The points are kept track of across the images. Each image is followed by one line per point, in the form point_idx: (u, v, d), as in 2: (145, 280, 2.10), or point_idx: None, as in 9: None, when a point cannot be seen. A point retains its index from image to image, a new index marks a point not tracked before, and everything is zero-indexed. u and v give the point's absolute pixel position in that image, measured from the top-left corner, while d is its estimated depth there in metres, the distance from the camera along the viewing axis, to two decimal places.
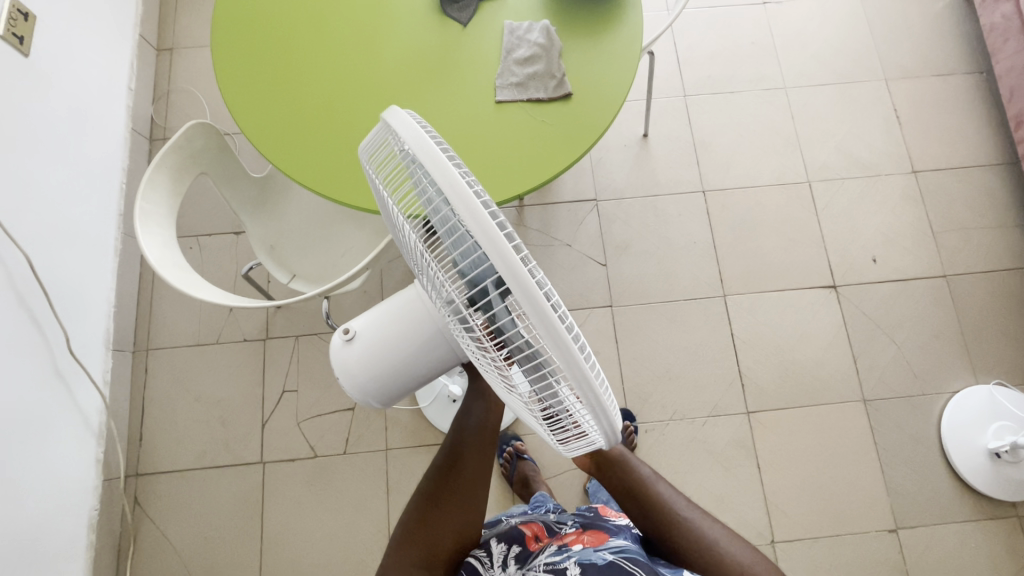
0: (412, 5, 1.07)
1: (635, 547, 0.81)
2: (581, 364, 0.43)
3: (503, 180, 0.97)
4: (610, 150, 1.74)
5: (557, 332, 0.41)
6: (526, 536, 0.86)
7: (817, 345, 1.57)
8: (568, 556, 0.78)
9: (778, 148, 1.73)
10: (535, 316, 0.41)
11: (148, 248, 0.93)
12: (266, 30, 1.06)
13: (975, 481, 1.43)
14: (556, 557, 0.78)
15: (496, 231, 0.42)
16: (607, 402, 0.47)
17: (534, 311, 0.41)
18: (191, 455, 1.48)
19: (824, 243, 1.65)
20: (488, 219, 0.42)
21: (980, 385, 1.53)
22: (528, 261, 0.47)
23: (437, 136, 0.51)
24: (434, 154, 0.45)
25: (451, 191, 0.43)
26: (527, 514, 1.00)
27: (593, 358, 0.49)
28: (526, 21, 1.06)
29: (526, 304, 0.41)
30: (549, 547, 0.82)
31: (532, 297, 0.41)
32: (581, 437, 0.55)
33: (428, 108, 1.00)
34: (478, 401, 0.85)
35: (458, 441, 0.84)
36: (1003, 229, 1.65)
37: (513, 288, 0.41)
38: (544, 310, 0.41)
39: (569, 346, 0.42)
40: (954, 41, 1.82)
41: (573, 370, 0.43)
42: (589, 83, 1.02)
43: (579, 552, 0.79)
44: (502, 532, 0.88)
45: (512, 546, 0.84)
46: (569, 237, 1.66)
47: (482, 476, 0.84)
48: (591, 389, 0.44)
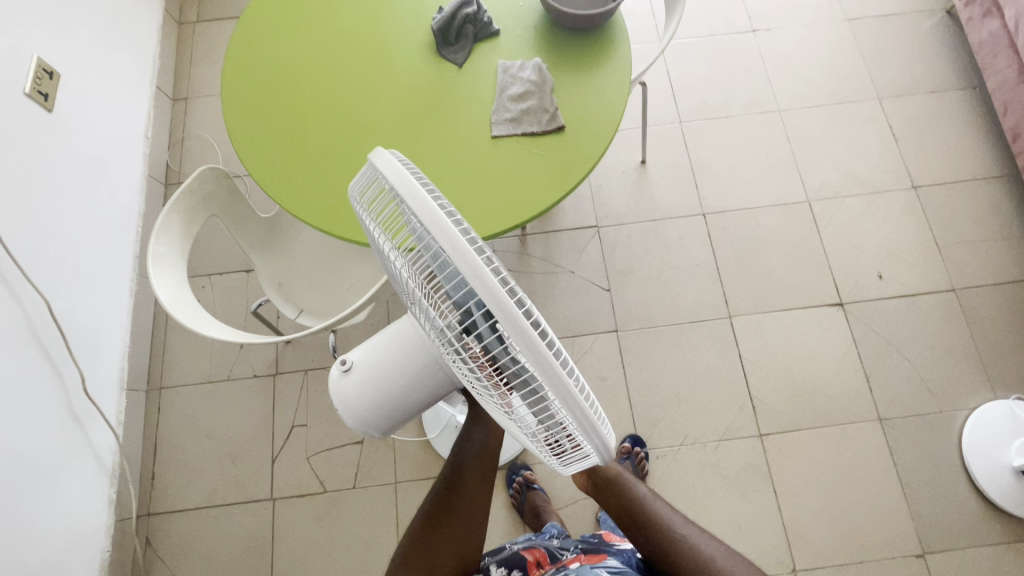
0: (408, 47, 1.12)
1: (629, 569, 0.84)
2: (566, 382, 0.43)
3: (497, 211, 1.00)
4: (609, 177, 1.77)
5: (539, 351, 0.43)
6: (527, 562, 0.88)
7: (827, 364, 1.55)
8: None
9: (776, 169, 1.76)
10: (517, 336, 0.43)
11: (160, 290, 0.96)
12: (272, 78, 1.12)
13: (1003, 500, 1.39)
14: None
15: (476, 258, 0.44)
16: (597, 422, 0.48)
17: (519, 337, 0.43)
18: (202, 493, 1.48)
19: (827, 260, 1.65)
20: (468, 248, 0.44)
21: (999, 401, 1.49)
22: (509, 288, 0.49)
23: (422, 176, 0.54)
24: (417, 190, 0.48)
25: (436, 227, 0.46)
26: (530, 540, 1.00)
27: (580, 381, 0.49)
28: (518, 60, 1.10)
29: (512, 330, 0.43)
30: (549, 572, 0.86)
31: (518, 324, 0.43)
32: (580, 456, 0.55)
33: (426, 146, 1.05)
34: (478, 426, 0.86)
35: (458, 465, 0.84)
36: (1009, 240, 1.64)
37: (499, 316, 0.43)
38: (526, 331, 0.43)
39: (555, 367, 0.43)
40: (945, 59, 1.85)
41: (559, 390, 0.44)
42: (580, 115, 1.06)
43: (575, 570, 0.83)
44: (504, 557, 0.89)
45: (512, 571, 0.87)
46: (572, 263, 1.68)
47: (482, 500, 0.84)
48: (579, 408, 0.45)
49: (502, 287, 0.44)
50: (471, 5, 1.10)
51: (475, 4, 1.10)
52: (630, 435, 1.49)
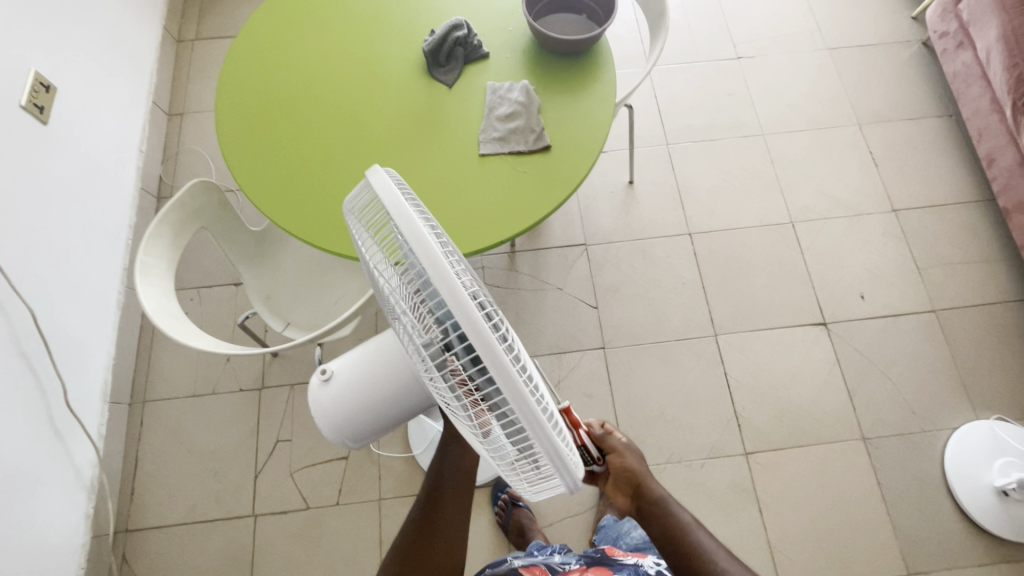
0: (400, 68, 1.15)
1: None
2: (535, 410, 0.44)
3: (484, 228, 1.03)
4: (597, 196, 1.80)
5: (509, 373, 0.44)
6: None
7: (812, 383, 1.56)
8: None
9: (760, 192, 1.80)
10: (490, 361, 0.44)
11: (146, 300, 0.96)
12: (267, 95, 1.14)
13: (986, 521, 1.40)
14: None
15: (454, 279, 0.45)
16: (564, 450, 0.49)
17: (492, 362, 0.44)
18: (182, 509, 1.46)
19: (811, 281, 1.68)
20: (447, 269, 0.46)
21: (981, 421, 1.51)
22: (485, 311, 0.50)
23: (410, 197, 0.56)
24: (404, 209, 0.50)
25: (420, 248, 0.47)
26: (530, 555, 1.00)
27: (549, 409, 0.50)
28: (506, 81, 1.13)
29: (485, 355, 0.44)
30: None
31: (492, 349, 0.44)
32: (548, 482, 0.56)
33: (417, 164, 1.07)
34: (454, 443, 0.85)
35: (435, 484, 0.84)
36: (987, 263, 1.68)
37: (474, 341, 0.44)
38: (499, 357, 0.44)
39: (524, 394, 0.44)
40: (921, 88, 1.92)
41: (526, 414, 0.45)
42: (565, 135, 1.09)
43: None
44: None
45: None
46: (560, 280, 1.69)
47: (460, 521, 0.84)
48: (546, 436, 0.46)
49: (476, 308, 0.45)
50: (463, 28, 1.13)
51: (466, 28, 1.13)
52: None
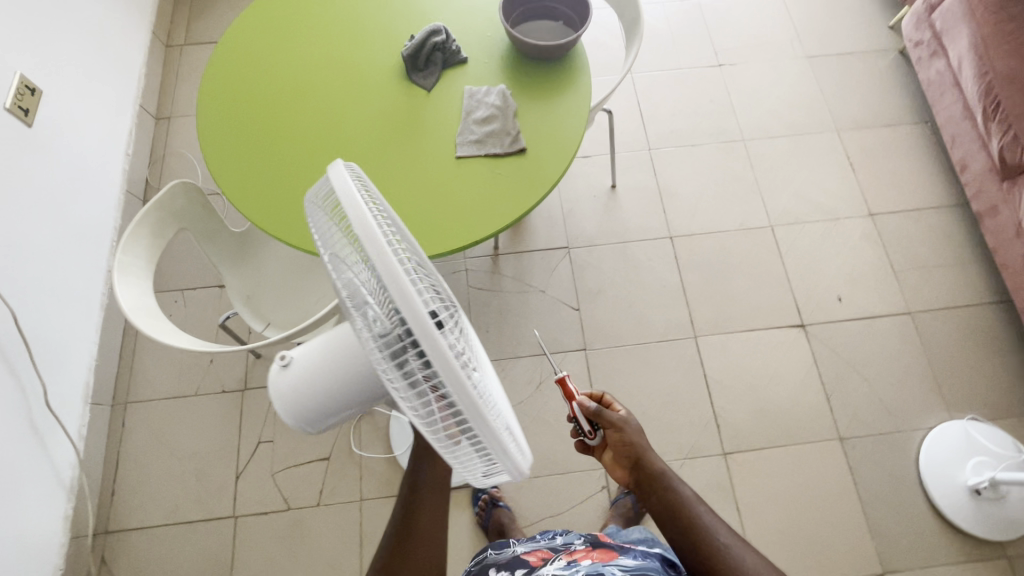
0: (380, 72, 1.17)
1: (647, 567, 0.86)
2: (477, 403, 0.46)
3: (459, 229, 1.05)
4: (581, 200, 1.82)
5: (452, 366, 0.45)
6: (531, 561, 0.92)
7: (790, 384, 1.59)
8: (575, 570, 0.84)
9: (740, 196, 1.83)
10: (436, 355, 0.45)
11: (123, 297, 0.97)
12: (248, 98, 1.16)
13: (959, 519, 1.42)
14: (565, 570, 0.85)
15: (402, 275, 0.46)
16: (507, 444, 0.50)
17: (437, 357, 0.45)
18: (163, 510, 1.46)
19: (789, 283, 1.70)
20: (395, 264, 0.47)
21: (955, 421, 1.53)
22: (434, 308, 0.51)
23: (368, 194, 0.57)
24: (359, 205, 0.51)
25: (372, 243, 0.48)
26: (534, 541, 1.05)
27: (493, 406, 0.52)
28: (484, 85, 1.15)
29: (431, 349, 0.45)
30: (558, 562, 0.88)
31: (437, 345, 0.45)
32: (492, 477, 0.57)
33: (394, 166, 1.09)
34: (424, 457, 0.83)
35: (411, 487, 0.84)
36: (962, 266, 1.71)
37: (421, 335, 0.45)
38: (444, 352, 0.45)
39: (467, 389, 0.45)
40: (897, 95, 1.96)
41: (468, 407, 0.46)
42: (541, 138, 1.11)
43: (587, 566, 0.85)
44: (505, 563, 0.93)
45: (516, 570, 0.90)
46: (543, 283, 1.71)
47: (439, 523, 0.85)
48: (488, 429, 0.47)
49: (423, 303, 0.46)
50: (441, 34, 1.15)
51: (445, 34, 1.15)
52: None
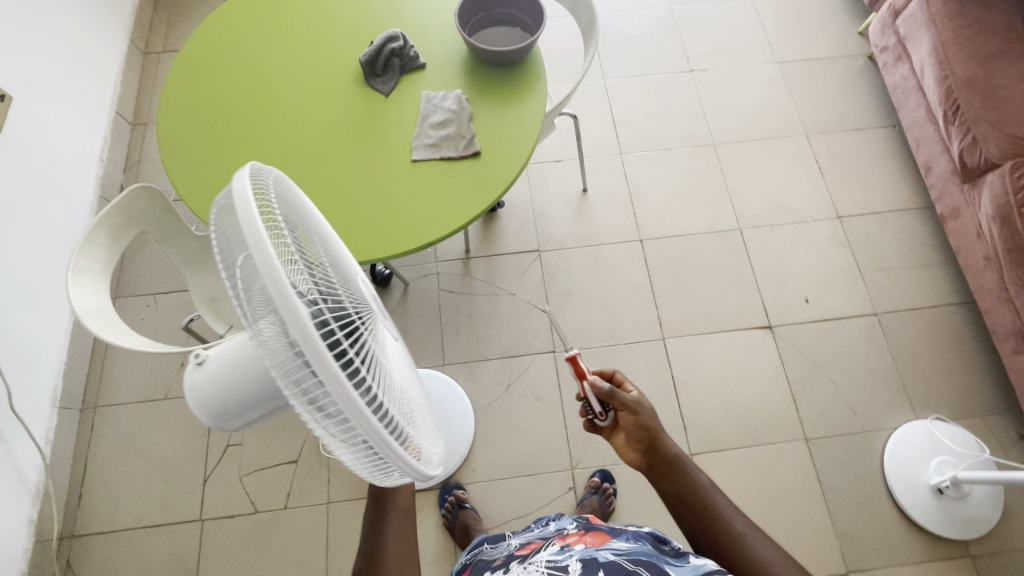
0: (339, 78, 1.19)
1: (641, 551, 0.78)
2: (372, 421, 0.44)
3: (412, 231, 1.06)
4: (552, 204, 1.84)
5: (340, 382, 0.43)
6: (525, 551, 0.89)
7: (757, 385, 1.60)
8: (569, 555, 0.78)
9: (710, 199, 1.85)
10: (326, 373, 0.42)
11: (76, 300, 0.97)
12: (208, 103, 1.18)
13: (922, 518, 1.43)
14: (558, 556, 0.79)
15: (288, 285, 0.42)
16: (403, 451, 0.49)
17: (327, 375, 0.42)
18: (129, 514, 1.46)
19: (757, 286, 1.72)
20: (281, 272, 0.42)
21: (920, 421, 1.55)
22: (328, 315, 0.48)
23: (260, 181, 0.50)
24: (247, 200, 0.45)
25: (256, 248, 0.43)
26: (530, 533, 1.03)
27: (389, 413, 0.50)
28: (441, 90, 1.17)
29: (320, 366, 0.42)
30: (552, 548, 0.83)
31: (327, 362, 0.42)
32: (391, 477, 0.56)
33: (350, 168, 1.11)
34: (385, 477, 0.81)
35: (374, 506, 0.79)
36: (928, 268, 1.73)
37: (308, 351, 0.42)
38: (334, 370, 0.42)
39: (361, 407, 0.43)
40: (866, 100, 1.99)
41: (363, 423, 0.44)
42: (496, 142, 1.13)
43: (580, 551, 0.79)
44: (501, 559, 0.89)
45: (511, 561, 0.86)
46: (513, 285, 1.73)
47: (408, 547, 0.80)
48: (385, 443, 0.46)
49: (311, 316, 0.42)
50: (398, 40, 1.17)
51: (402, 39, 1.17)
52: (598, 469, 1.49)
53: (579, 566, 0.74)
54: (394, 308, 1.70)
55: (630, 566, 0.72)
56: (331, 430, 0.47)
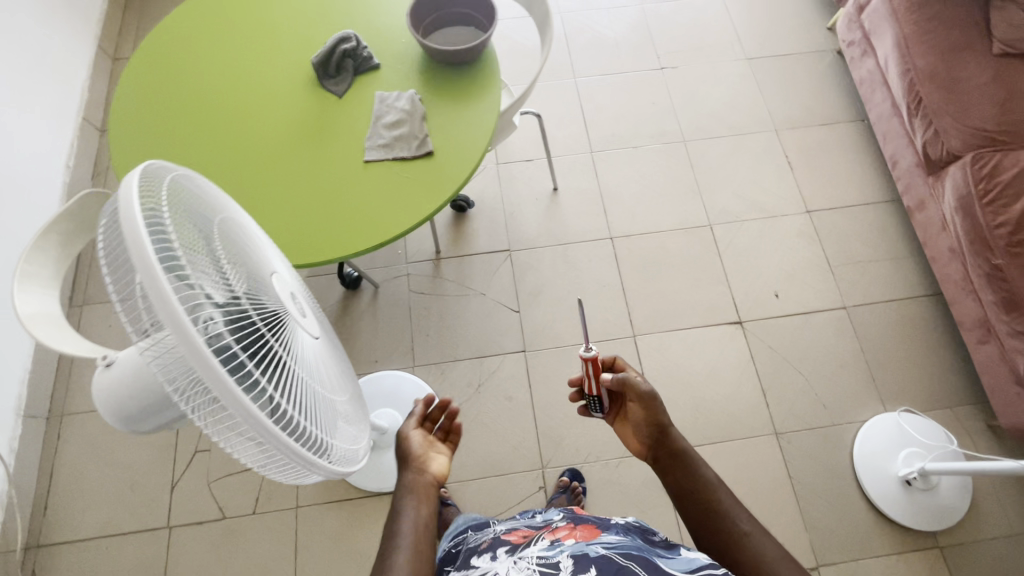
0: (293, 79, 1.19)
1: (628, 544, 0.78)
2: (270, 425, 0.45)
3: (362, 232, 1.05)
4: (523, 203, 1.84)
5: (229, 390, 0.43)
6: (513, 542, 0.87)
7: (727, 380, 1.60)
8: (560, 551, 0.76)
9: (680, 196, 1.85)
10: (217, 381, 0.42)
11: (21, 306, 0.95)
12: (163, 106, 1.17)
13: (890, 510, 1.43)
14: (548, 552, 0.77)
15: (172, 295, 0.41)
16: (307, 451, 0.50)
17: (219, 382, 0.42)
18: (96, 523, 1.45)
19: (727, 281, 1.72)
20: (163, 281, 0.42)
21: (889, 413, 1.55)
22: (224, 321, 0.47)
23: (150, 185, 0.48)
24: (132, 208, 0.44)
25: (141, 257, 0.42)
26: (514, 522, 1.02)
27: (292, 418, 0.50)
28: (395, 90, 1.17)
29: (212, 374, 0.42)
30: (543, 543, 0.82)
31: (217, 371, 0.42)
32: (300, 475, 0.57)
33: (304, 169, 1.10)
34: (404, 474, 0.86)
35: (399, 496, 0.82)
36: (896, 261, 1.74)
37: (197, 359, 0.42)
38: (225, 378, 0.42)
39: (257, 412, 0.44)
40: (835, 95, 2.00)
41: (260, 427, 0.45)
42: (449, 141, 1.13)
43: (572, 546, 0.77)
44: (488, 548, 0.87)
45: (498, 552, 0.84)
46: (484, 285, 1.72)
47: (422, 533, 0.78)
48: (286, 445, 0.47)
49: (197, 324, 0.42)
50: (351, 41, 1.17)
51: (355, 41, 1.17)
52: (567, 468, 1.49)
53: (572, 563, 0.72)
54: (365, 311, 1.70)
55: (623, 563, 0.70)
56: (231, 437, 0.47)
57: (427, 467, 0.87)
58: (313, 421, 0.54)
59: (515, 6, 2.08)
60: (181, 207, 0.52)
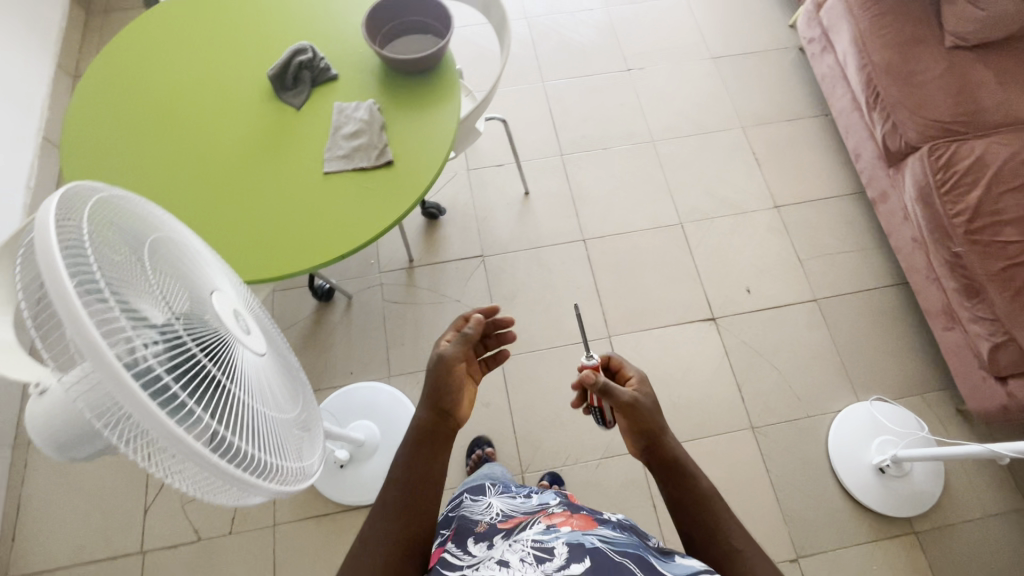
0: (248, 92, 1.18)
1: (625, 539, 0.74)
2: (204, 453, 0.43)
3: (322, 243, 1.04)
4: (495, 208, 1.84)
5: (159, 419, 0.41)
6: (507, 527, 0.83)
7: (702, 377, 1.61)
8: (556, 537, 0.72)
9: (650, 195, 1.86)
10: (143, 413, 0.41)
11: None
12: (117, 122, 1.15)
13: (865, 498, 1.45)
14: (544, 536, 0.74)
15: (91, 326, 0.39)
16: (250, 475, 0.49)
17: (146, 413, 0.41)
18: (66, 552, 1.41)
19: (700, 278, 1.74)
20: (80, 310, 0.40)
21: (862, 402, 1.57)
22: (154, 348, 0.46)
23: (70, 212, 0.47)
24: (48, 233, 0.42)
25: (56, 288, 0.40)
26: (510, 501, 0.98)
27: (231, 441, 0.48)
28: (353, 100, 1.16)
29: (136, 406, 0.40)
30: (538, 527, 0.78)
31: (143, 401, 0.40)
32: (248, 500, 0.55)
33: (262, 182, 1.09)
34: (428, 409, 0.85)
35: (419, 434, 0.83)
36: (863, 251, 1.77)
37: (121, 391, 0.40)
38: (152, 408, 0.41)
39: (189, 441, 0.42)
40: (798, 90, 2.03)
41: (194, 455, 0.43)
42: (409, 149, 1.12)
43: (567, 534, 0.74)
44: (481, 532, 0.83)
45: (491, 537, 0.80)
46: (457, 292, 1.72)
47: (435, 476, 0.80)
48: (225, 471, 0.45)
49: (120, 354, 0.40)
50: (307, 52, 1.16)
51: (310, 52, 1.16)
52: (547, 473, 1.47)
53: (567, 551, 0.68)
54: (338, 322, 1.68)
55: (619, 559, 0.67)
56: (167, 466, 0.45)
57: (454, 411, 0.86)
58: (259, 443, 0.52)
59: (476, 13, 2.09)
60: (107, 232, 0.50)
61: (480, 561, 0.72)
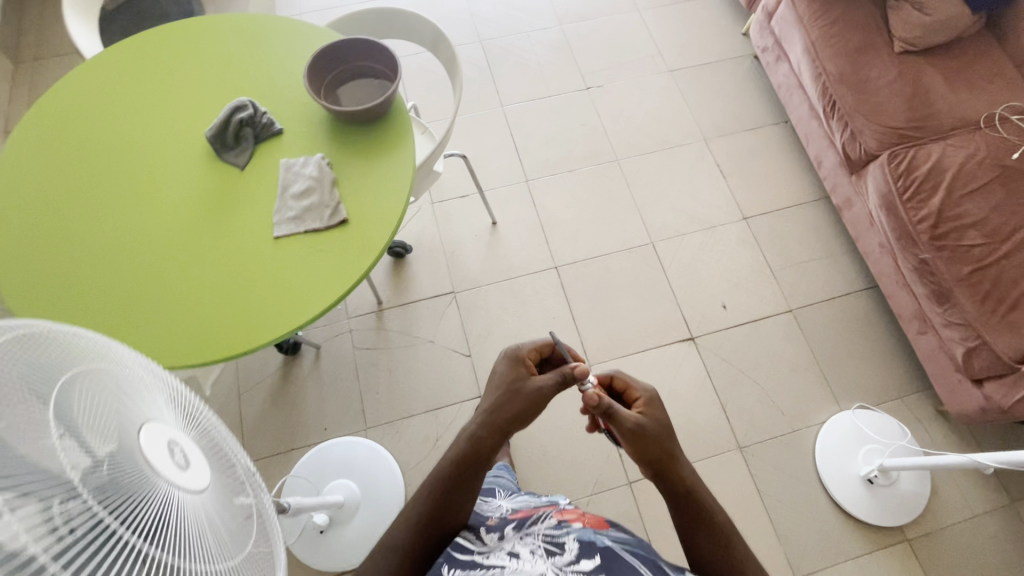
0: (189, 150, 1.11)
1: (639, 540, 0.67)
2: None
3: (277, 312, 0.98)
4: (463, 241, 1.79)
5: None
6: (519, 520, 0.81)
7: (685, 399, 1.59)
8: (567, 531, 0.68)
9: (619, 216, 1.84)
10: None
11: None
12: (46, 187, 1.07)
13: (857, 511, 1.45)
14: (555, 532, 0.70)
15: None
16: None
17: None
18: None
19: (675, 298, 1.72)
20: None
21: (845, 412, 1.57)
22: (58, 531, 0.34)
23: None
24: None
25: None
26: (522, 504, 0.95)
27: None
28: (301, 156, 1.10)
29: None
30: (549, 521, 0.74)
31: None
32: None
33: (207, 249, 1.02)
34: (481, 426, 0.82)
35: (475, 449, 0.80)
36: (833, 257, 1.77)
37: None
38: None
39: None
40: (757, 99, 2.04)
41: None
42: (364, 205, 1.06)
43: (579, 529, 0.69)
44: (494, 525, 0.81)
45: (504, 529, 0.78)
46: (431, 332, 1.66)
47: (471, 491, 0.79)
48: None
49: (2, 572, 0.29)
50: (247, 108, 1.10)
51: (251, 108, 1.10)
52: None
53: (575, 544, 0.64)
54: (308, 375, 1.61)
55: (632, 560, 0.60)
56: None
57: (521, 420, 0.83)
58: None
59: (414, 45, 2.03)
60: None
61: (488, 550, 0.70)
